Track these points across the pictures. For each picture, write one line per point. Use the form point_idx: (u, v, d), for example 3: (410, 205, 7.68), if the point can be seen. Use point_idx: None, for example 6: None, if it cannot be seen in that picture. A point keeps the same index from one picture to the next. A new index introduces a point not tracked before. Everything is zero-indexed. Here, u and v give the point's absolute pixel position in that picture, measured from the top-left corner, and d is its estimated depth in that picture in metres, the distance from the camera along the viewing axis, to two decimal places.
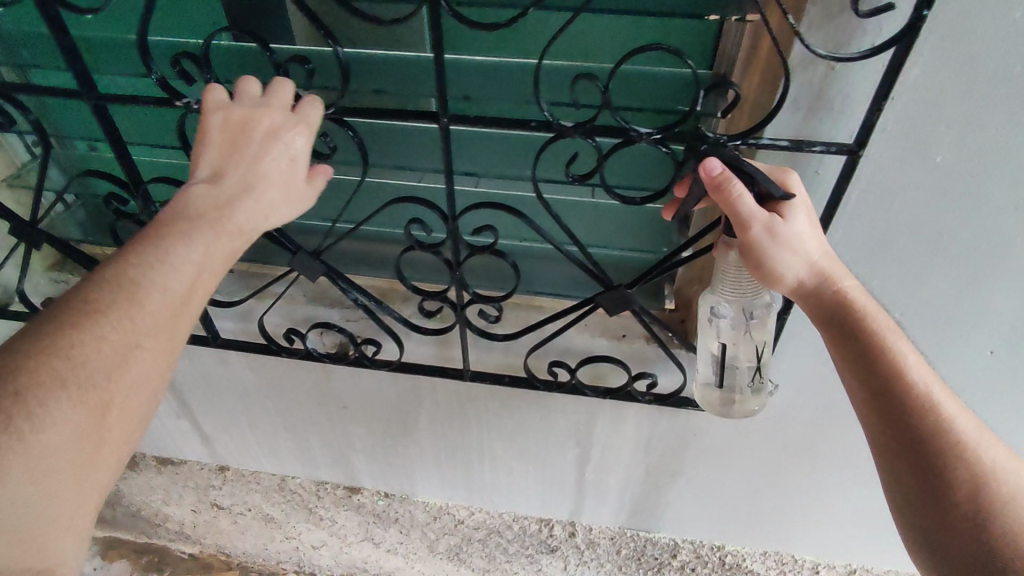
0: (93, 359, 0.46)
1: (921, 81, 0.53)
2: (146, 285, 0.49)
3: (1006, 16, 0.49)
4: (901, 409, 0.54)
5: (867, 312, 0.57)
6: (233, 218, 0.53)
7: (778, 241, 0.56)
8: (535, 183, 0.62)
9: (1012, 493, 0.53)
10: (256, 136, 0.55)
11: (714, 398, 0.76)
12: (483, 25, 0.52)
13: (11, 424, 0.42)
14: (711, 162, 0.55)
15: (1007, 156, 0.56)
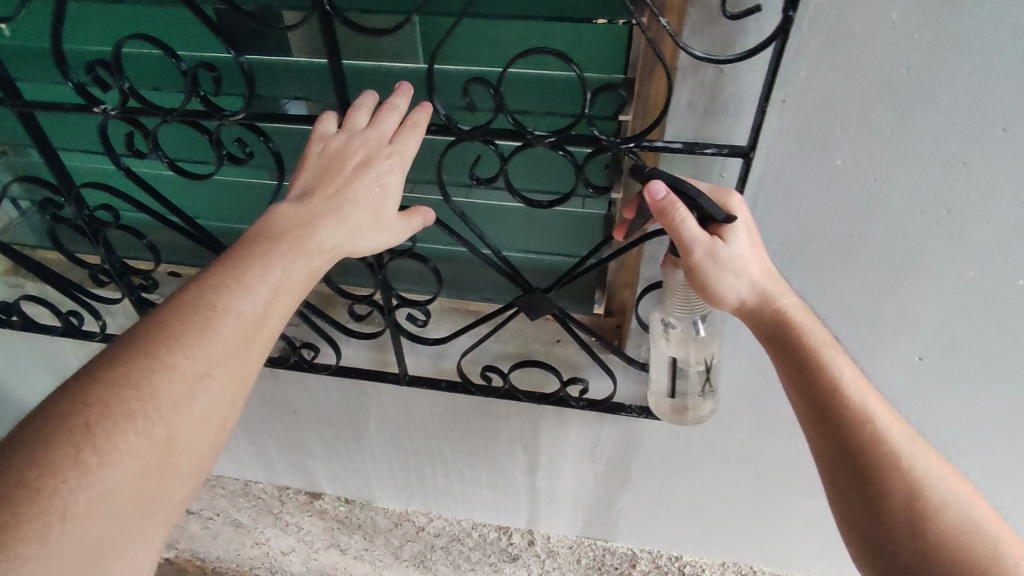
0: (163, 388, 0.44)
1: (810, 83, 0.52)
2: (221, 312, 0.47)
3: (884, 18, 0.48)
4: (835, 423, 0.53)
5: (805, 326, 0.56)
6: (315, 240, 0.52)
7: (720, 263, 0.54)
8: (440, 186, 0.62)
9: (944, 503, 0.50)
10: (354, 161, 0.54)
11: (665, 405, 0.73)
12: (368, 31, 0.53)
13: (80, 457, 0.40)
14: (655, 186, 0.51)
15: (906, 157, 0.55)
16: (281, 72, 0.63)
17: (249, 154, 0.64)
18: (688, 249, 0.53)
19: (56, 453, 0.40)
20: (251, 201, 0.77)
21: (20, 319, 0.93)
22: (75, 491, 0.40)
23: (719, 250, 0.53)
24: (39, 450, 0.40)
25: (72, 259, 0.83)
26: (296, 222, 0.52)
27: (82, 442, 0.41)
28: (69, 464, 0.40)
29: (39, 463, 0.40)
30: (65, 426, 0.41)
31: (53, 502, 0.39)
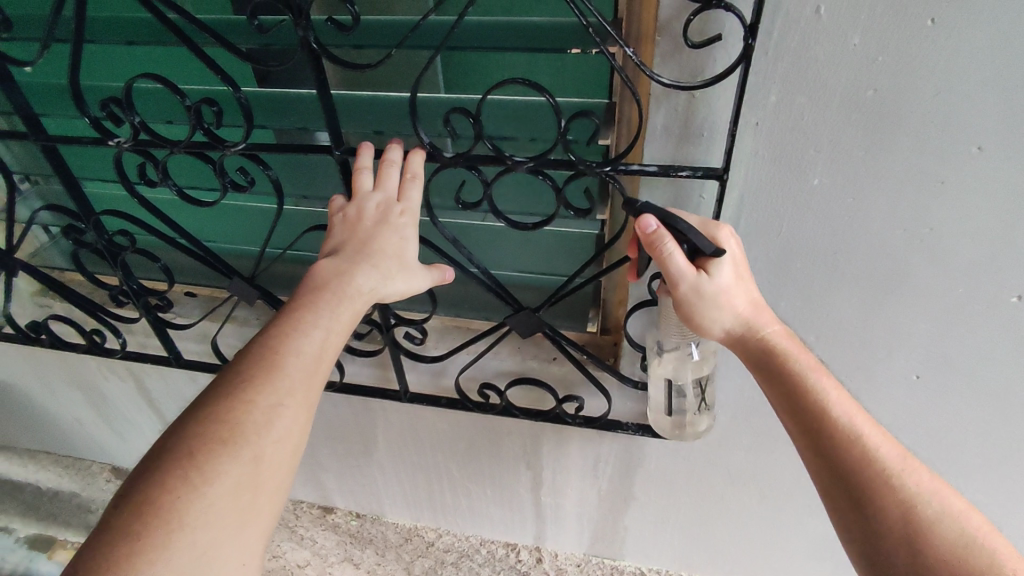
0: (246, 417, 0.47)
1: (780, 107, 0.53)
2: (286, 350, 0.51)
3: (846, 43, 0.49)
4: (825, 445, 0.50)
5: (791, 352, 0.54)
6: (354, 286, 0.56)
7: (706, 297, 0.53)
8: (428, 208, 0.65)
9: (940, 519, 0.47)
10: (374, 218, 0.58)
11: (663, 422, 0.73)
12: (352, 66, 0.56)
13: (185, 479, 0.44)
14: (645, 220, 0.51)
15: (880, 176, 0.55)
16: (279, 103, 0.68)
17: (250, 182, 0.67)
18: (675, 283, 0.53)
19: (166, 477, 0.44)
20: (255, 223, 0.81)
21: (47, 338, 0.97)
22: (184, 506, 0.43)
23: (705, 285, 0.53)
24: (151, 478, 0.44)
25: (93, 280, 0.87)
26: (334, 275, 0.56)
27: (184, 467, 0.45)
28: (177, 486, 0.44)
29: (153, 487, 0.44)
30: (172, 456, 0.45)
31: (166, 519, 0.43)
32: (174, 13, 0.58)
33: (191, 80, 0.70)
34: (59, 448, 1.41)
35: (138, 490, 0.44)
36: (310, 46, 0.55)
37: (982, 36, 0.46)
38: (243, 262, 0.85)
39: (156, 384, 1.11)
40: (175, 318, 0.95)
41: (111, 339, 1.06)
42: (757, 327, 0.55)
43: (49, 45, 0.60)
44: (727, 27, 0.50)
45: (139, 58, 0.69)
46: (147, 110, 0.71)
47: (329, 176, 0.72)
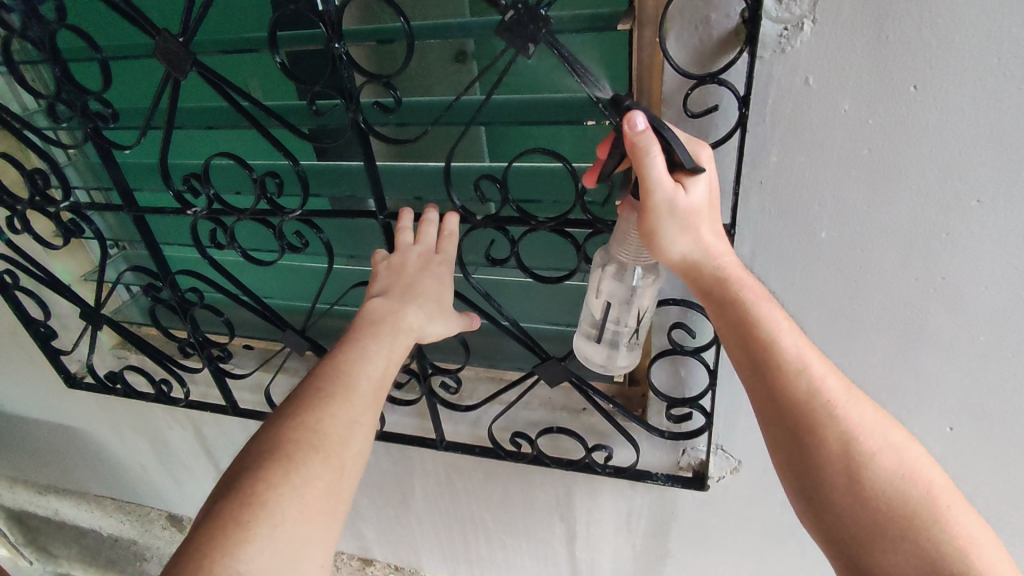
0: (331, 429, 0.53)
1: (781, 166, 0.57)
2: (357, 373, 0.57)
3: (836, 108, 0.53)
4: (774, 380, 0.48)
5: (740, 281, 0.51)
6: (405, 322, 0.62)
7: (677, 214, 0.49)
8: (461, 265, 0.71)
9: (879, 452, 0.48)
10: (415, 268, 0.65)
11: (589, 351, 0.68)
12: (394, 141, 0.64)
13: (287, 478, 0.49)
14: (635, 116, 0.46)
15: (886, 227, 0.58)
16: (331, 175, 0.77)
17: (305, 244, 0.76)
18: (651, 191, 0.48)
19: (270, 476, 0.49)
20: (308, 281, 0.90)
21: (121, 387, 1.07)
22: (287, 501, 0.48)
23: (679, 201, 0.49)
24: (255, 474, 0.49)
25: (165, 333, 0.97)
26: (383, 314, 0.62)
27: (285, 466, 0.50)
28: (280, 483, 0.49)
29: (259, 484, 0.49)
30: (275, 456, 0.50)
31: (271, 514, 0.47)
32: (248, 100, 0.68)
33: (258, 156, 0.80)
34: (120, 496, 1.50)
35: (243, 483, 0.49)
36: (359, 126, 0.63)
37: (965, 100, 0.50)
38: (297, 316, 0.93)
39: (213, 432, 1.19)
40: (233, 369, 1.03)
41: (176, 389, 1.15)
42: (711, 251, 0.51)
43: (147, 131, 0.71)
44: (723, 99, 0.55)
45: (218, 140, 0.80)
46: (220, 182, 0.82)
47: (373, 237, 0.80)
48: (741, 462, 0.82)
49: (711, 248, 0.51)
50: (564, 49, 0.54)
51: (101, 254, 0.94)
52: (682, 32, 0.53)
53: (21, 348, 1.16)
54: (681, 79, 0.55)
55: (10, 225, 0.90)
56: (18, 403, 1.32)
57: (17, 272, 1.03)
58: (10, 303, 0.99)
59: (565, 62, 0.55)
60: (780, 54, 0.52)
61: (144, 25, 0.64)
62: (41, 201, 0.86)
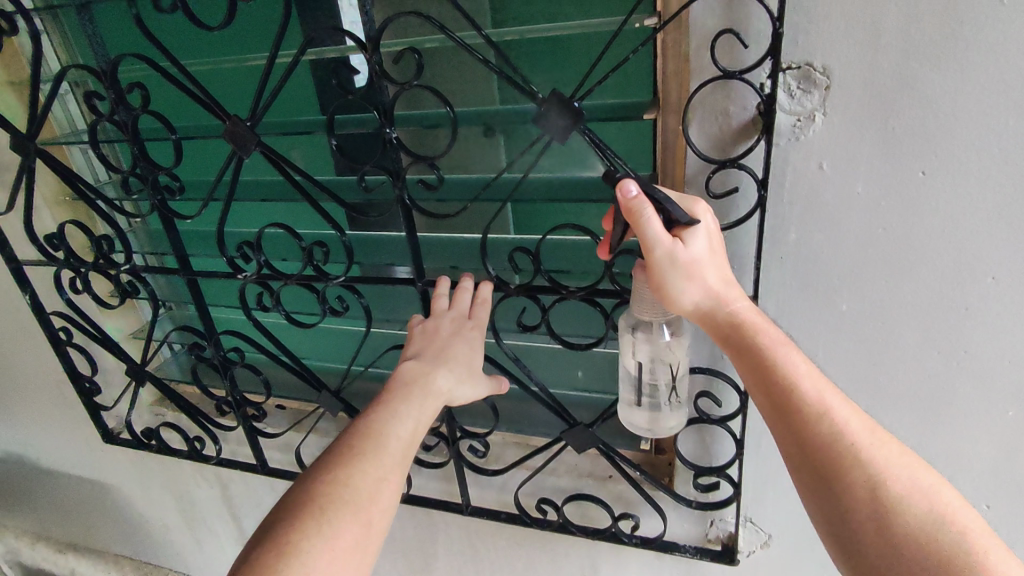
0: (362, 484, 0.55)
1: (800, 243, 0.61)
2: (387, 433, 0.59)
3: (851, 189, 0.57)
4: (795, 421, 0.49)
5: (759, 328, 0.53)
6: (435, 385, 0.65)
7: (677, 266, 0.53)
8: (493, 331, 0.74)
9: (907, 495, 0.46)
10: (447, 330, 0.69)
11: (637, 418, 0.69)
12: (436, 215, 0.69)
13: (319, 530, 0.51)
14: (626, 184, 0.52)
15: (906, 302, 0.60)
16: (374, 244, 0.82)
17: (345, 308, 0.80)
18: (650, 250, 0.53)
19: (304, 527, 0.51)
20: (345, 343, 0.94)
21: (155, 444, 1.10)
22: (318, 552, 0.50)
23: (680, 253, 0.53)
24: (289, 524, 0.51)
25: (205, 391, 1.01)
26: (416, 376, 0.65)
27: (318, 519, 0.51)
28: (313, 534, 0.51)
29: (293, 534, 0.50)
30: (309, 508, 0.52)
31: (303, 565, 0.49)
32: (303, 177, 0.75)
33: (307, 226, 0.86)
34: (139, 556, 1.49)
35: (277, 532, 0.51)
36: (404, 201, 0.69)
37: (973, 185, 0.53)
38: (332, 377, 0.96)
39: (240, 491, 1.21)
40: (266, 428, 1.06)
41: (208, 447, 1.18)
42: (726, 303, 0.54)
43: (210, 203, 0.78)
44: (742, 181, 0.60)
45: (272, 212, 0.87)
46: (270, 249, 0.88)
47: (409, 303, 0.84)
48: (772, 535, 0.81)
49: (725, 299, 0.54)
50: (595, 136, 0.60)
51: (152, 313, 1.00)
52: (704, 121, 0.59)
53: (63, 403, 1.21)
54: (703, 163, 0.60)
55: (72, 286, 0.97)
56: (52, 458, 1.35)
57: (71, 330, 1.09)
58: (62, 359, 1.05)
59: (595, 147, 0.60)
60: (794, 141, 0.57)
61: (216, 111, 0.71)
62: (104, 265, 0.93)
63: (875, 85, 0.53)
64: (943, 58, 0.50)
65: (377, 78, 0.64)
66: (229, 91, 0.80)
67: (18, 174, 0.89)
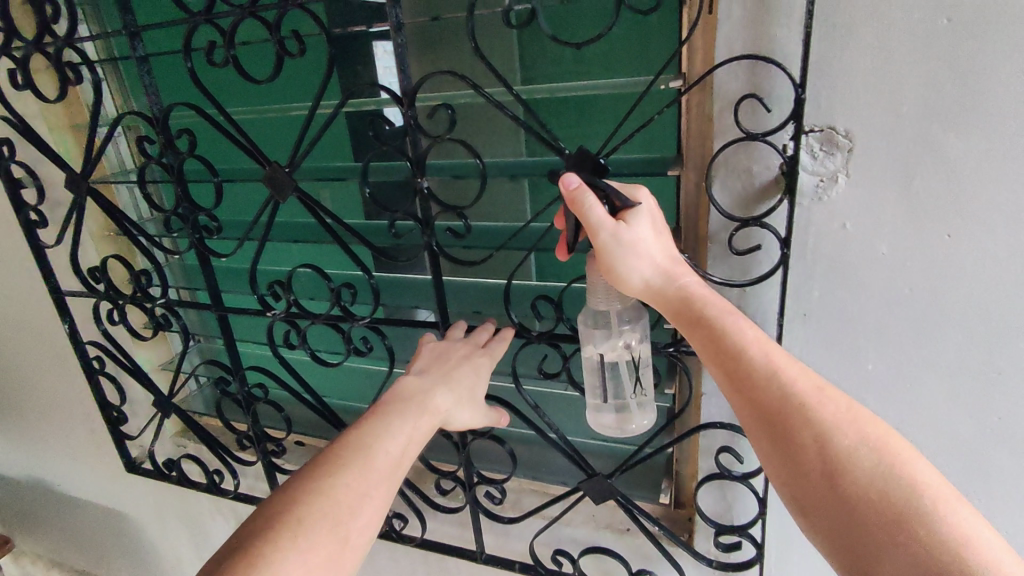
0: (343, 496, 0.53)
1: (824, 300, 0.61)
2: (377, 447, 0.57)
3: (875, 250, 0.57)
4: (743, 385, 0.50)
5: (707, 300, 0.53)
6: (432, 404, 0.63)
7: (624, 245, 0.54)
8: (514, 377, 0.74)
9: (857, 450, 0.45)
10: (458, 354, 0.69)
11: (606, 418, 0.68)
12: (464, 262, 0.71)
13: (294, 542, 0.49)
14: (567, 177, 0.55)
15: (934, 362, 0.59)
16: (401, 287, 0.84)
17: (369, 349, 0.82)
18: (595, 235, 0.54)
19: (279, 538, 0.49)
20: (368, 383, 0.95)
21: (176, 475, 1.11)
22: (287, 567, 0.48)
23: (623, 234, 0.54)
24: (261, 535, 0.49)
25: (227, 425, 1.02)
26: (414, 392, 0.63)
27: (293, 530, 0.49)
28: (285, 547, 0.48)
29: (265, 544, 0.48)
30: (285, 521, 0.50)
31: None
32: (336, 221, 0.77)
33: (337, 268, 0.89)
34: None
35: (249, 541, 0.48)
36: (433, 249, 0.71)
37: (1000, 249, 0.53)
38: (353, 416, 0.97)
39: None
40: (284, 464, 1.06)
41: (227, 480, 1.18)
42: (676, 277, 0.55)
43: (247, 243, 0.81)
44: (765, 239, 0.61)
45: (304, 253, 0.91)
46: (300, 289, 0.90)
47: None
48: None
49: (675, 274, 0.55)
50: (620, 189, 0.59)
51: (182, 347, 1.02)
52: (727, 180, 0.60)
53: (91, 431, 1.23)
54: (727, 220, 0.61)
55: (109, 317, 1.00)
56: (76, 485, 1.37)
57: (104, 359, 1.12)
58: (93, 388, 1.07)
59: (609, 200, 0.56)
60: (817, 201, 0.58)
61: (258, 158, 0.75)
62: (141, 298, 0.96)
63: (897, 150, 0.54)
64: (965, 126, 0.51)
65: (411, 130, 0.67)
66: (272, 138, 0.84)
67: (69, 210, 0.94)
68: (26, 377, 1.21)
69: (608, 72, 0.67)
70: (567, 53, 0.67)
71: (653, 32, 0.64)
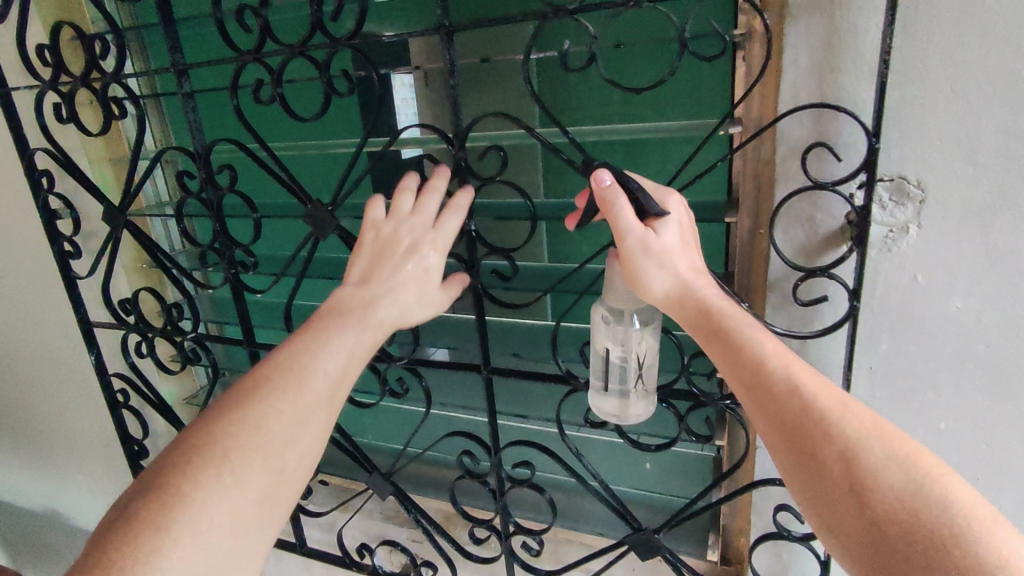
0: (275, 428, 0.49)
1: (891, 354, 0.58)
2: (312, 367, 0.52)
3: (948, 303, 0.55)
4: (762, 400, 0.46)
5: (725, 308, 0.50)
6: (376, 317, 0.56)
7: (650, 255, 0.52)
8: (559, 425, 0.71)
9: (884, 467, 0.41)
10: (402, 246, 0.59)
11: (607, 405, 0.63)
12: (510, 305, 0.69)
13: (217, 479, 0.45)
14: (601, 173, 0.53)
15: (1012, 423, 0.56)
16: (443, 326, 0.83)
17: (405, 390, 0.79)
18: (622, 239, 0.52)
19: (200, 474, 0.45)
20: (399, 423, 0.92)
21: None
22: (211, 501, 0.44)
23: (652, 241, 0.52)
24: (180, 472, 0.45)
25: None
26: (354, 305, 0.56)
27: (218, 466, 0.45)
28: (207, 483, 0.45)
29: (186, 484, 0.44)
30: (207, 451, 0.46)
31: (195, 517, 0.43)
32: None
33: None
34: None
35: (167, 478, 0.44)
36: (478, 293, 0.69)
37: None
38: (384, 457, 0.94)
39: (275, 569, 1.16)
40: (309, 505, 1.03)
41: None
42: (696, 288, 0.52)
43: (284, 278, 0.80)
44: (831, 289, 0.58)
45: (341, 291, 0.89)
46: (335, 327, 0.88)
47: (470, 387, 0.83)
48: None
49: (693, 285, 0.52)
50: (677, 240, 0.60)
51: (209, 381, 1.00)
52: (790, 227, 0.59)
53: (111, 463, 1.20)
54: (789, 269, 0.59)
55: (137, 350, 0.99)
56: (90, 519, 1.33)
57: (128, 391, 1.10)
58: (115, 420, 1.05)
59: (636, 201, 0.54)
60: (886, 252, 0.56)
61: (300, 195, 0.74)
62: (171, 331, 0.95)
63: (974, 201, 0.51)
64: None
65: (460, 173, 0.65)
66: (313, 175, 0.84)
67: (104, 242, 0.94)
68: (47, 405, 1.20)
69: (658, 117, 0.66)
70: (616, 95, 0.67)
71: (706, 76, 0.63)
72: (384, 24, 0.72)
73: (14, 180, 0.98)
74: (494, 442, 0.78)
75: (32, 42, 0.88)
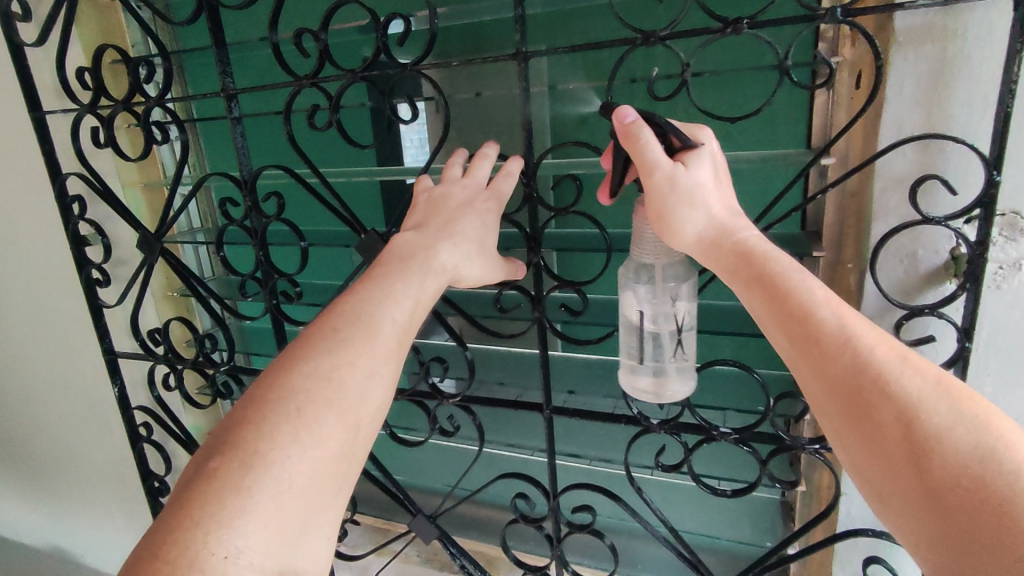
0: (348, 379, 0.47)
1: (997, 396, 0.55)
2: (379, 316, 0.50)
3: None
4: (812, 355, 0.42)
5: (770, 255, 0.46)
6: (438, 261, 0.54)
7: (679, 191, 0.48)
8: (627, 470, 0.65)
9: (948, 429, 0.37)
10: (455, 202, 0.57)
11: (642, 381, 0.58)
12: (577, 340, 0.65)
13: (295, 437, 0.43)
14: (622, 110, 0.49)
15: None
16: (502, 360, 0.79)
17: (456, 430, 0.73)
18: (648, 174, 0.48)
19: (276, 432, 0.43)
20: (446, 461, 0.88)
21: None
22: (286, 456, 0.42)
23: (680, 175, 0.48)
24: (250, 426, 0.43)
25: None
26: (416, 250, 0.54)
27: (294, 420, 0.44)
28: (287, 441, 0.43)
29: (263, 443, 0.42)
30: (282, 405, 0.44)
31: (276, 477, 0.41)
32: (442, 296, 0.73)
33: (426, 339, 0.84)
34: None
35: (241, 434, 0.43)
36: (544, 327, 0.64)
37: None
38: (429, 497, 0.89)
39: None
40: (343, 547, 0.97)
41: None
42: (733, 230, 0.47)
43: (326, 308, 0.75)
44: (938, 329, 0.56)
45: None
46: None
47: (526, 424, 0.79)
48: None
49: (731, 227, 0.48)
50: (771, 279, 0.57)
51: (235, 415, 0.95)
52: (889, 265, 0.56)
53: (129, 498, 1.14)
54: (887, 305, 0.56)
55: (164, 382, 0.93)
56: (100, 561, 1.25)
57: (151, 425, 1.05)
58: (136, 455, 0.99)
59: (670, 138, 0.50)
60: (997, 289, 0.52)
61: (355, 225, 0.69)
62: (200, 363, 0.89)
63: None
64: None
65: (531, 203, 0.61)
66: (369, 205, 0.83)
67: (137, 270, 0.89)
68: (64, 437, 1.14)
69: (733, 148, 0.64)
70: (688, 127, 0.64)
71: (781, 105, 0.61)
72: (447, 50, 0.70)
73: (41, 204, 0.95)
74: (551, 485, 0.73)
75: (71, 63, 0.85)
